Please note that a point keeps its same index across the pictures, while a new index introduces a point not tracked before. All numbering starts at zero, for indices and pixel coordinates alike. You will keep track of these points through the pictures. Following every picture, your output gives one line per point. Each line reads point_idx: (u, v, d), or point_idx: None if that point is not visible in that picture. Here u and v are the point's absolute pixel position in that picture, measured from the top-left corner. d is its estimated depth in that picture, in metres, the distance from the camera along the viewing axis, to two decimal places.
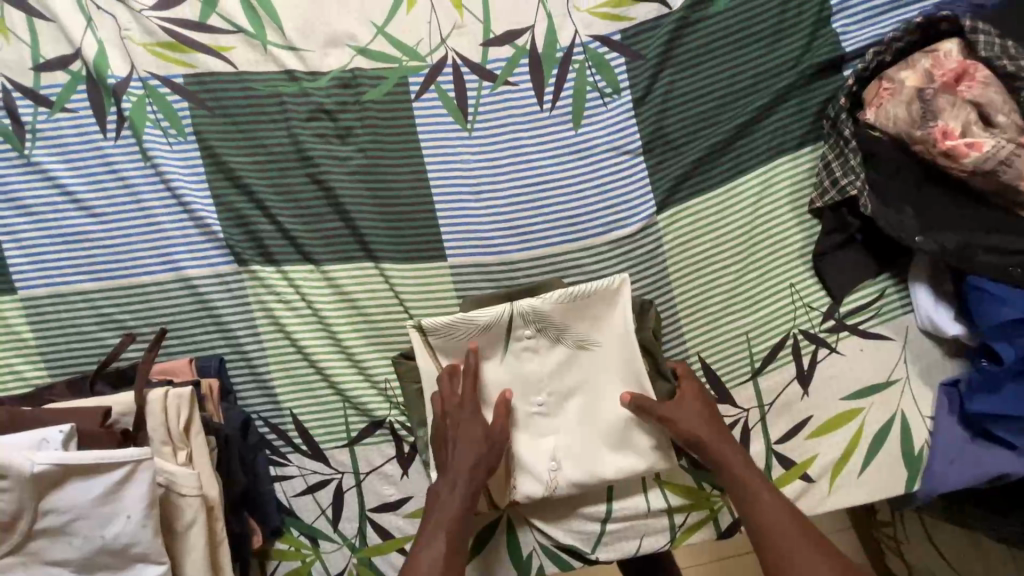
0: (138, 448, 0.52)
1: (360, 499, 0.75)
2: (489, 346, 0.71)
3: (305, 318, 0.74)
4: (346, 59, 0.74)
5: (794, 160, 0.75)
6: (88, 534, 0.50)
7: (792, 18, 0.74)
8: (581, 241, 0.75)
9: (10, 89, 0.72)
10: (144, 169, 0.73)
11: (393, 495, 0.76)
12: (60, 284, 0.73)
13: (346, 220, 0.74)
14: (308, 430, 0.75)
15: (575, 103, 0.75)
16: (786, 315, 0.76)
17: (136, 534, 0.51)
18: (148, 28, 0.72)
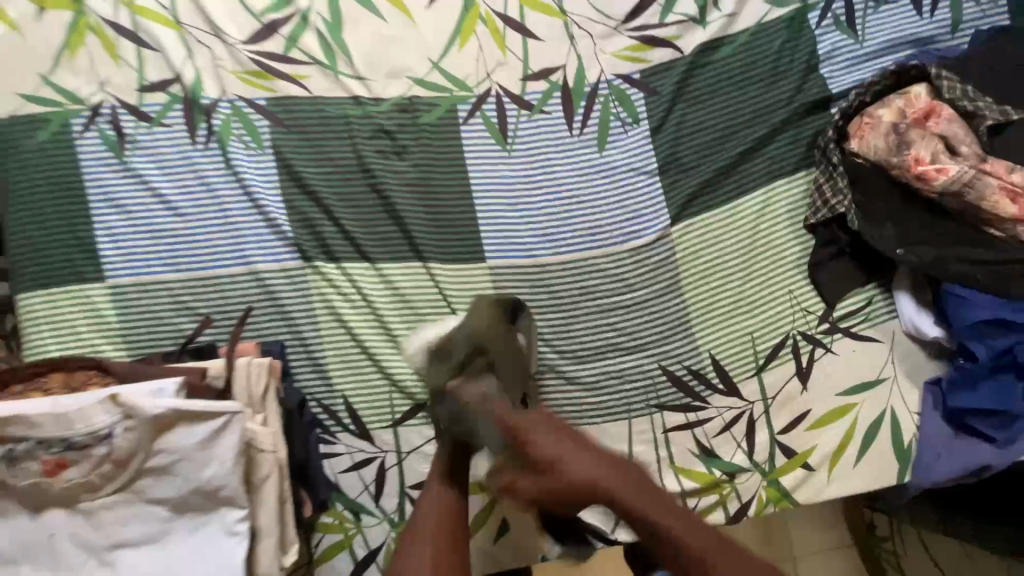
0: (232, 403, 0.60)
1: (401, 477, 0.83)
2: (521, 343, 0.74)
3: (360, 310, 0.83)
4: (405, 88, 0.86)
5: (789, 182, 0.87)
6: (188, 476, 0.58)
7: (785, 64, 0.87)
8: (604, 247, 0.86)
9: (117, 106, 0.83)
10: (226, 175, 0.84)
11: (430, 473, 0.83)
12: (145, 273, 0.83)
13: (399, 225, 0.84)
14: (357, 411, 0.83)
15: (600, 130, 0.87)
16: (785, 317, 0.86)
17: (226, 477, 0.59)
18: (239, 58, 0.84)
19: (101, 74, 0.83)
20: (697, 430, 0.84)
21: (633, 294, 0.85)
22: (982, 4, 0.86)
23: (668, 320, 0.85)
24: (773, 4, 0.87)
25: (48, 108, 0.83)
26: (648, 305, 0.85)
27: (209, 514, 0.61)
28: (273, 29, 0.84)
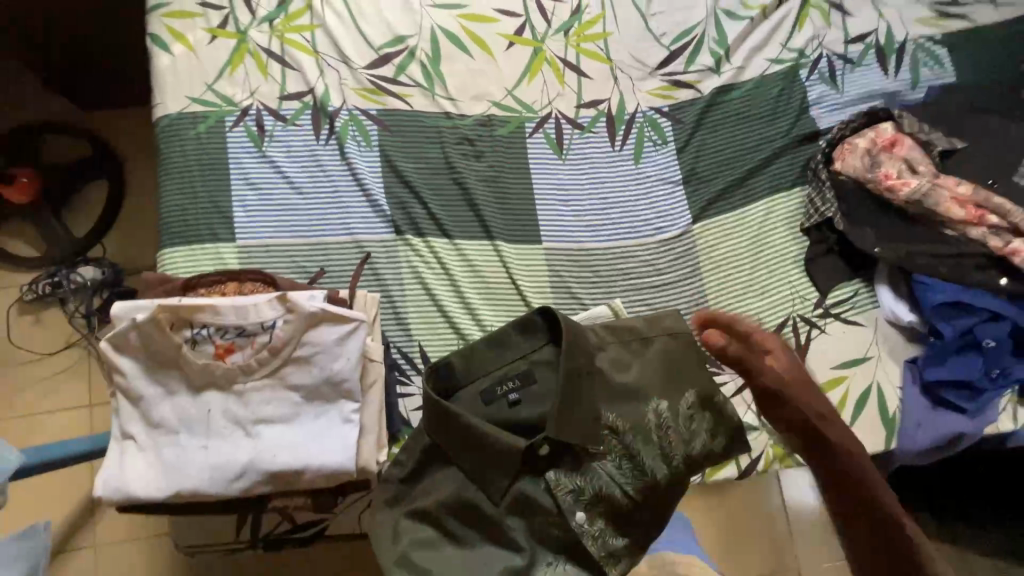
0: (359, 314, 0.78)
1: None
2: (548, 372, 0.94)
3: (439, 275, 1.02)
4: (485, 108, 1.10)
5: (788, 196, 1.08)
6: (324, 366, 0.75)
7: (782, 106, 1.11)
8: (638, 237, 1.06)
9: (262, 110, 1.07)
10: (341, 165, 1.06)
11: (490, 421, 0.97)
12: (267, 237, 1.03)
13: (475, 210, 1.05)
14: (429, 359, 0.99)
15: (636, 147, 1.10)
16: (786, 302, 1.04)
17: (349, 371, 0.75)
18: (360, 79, 1.09)
19: (252, 85, 1.08)
20: None
21: (661, 277, 1.05)
22: (935, 69, 1.11)
23: (689, 299, 1.04)
24: (771, 62, 1.13)
25: (209, 108, 1.07)
26: (673, 286, 1.04)
27: (331, 404, 0.76)
28: (387, 60, 1.09)
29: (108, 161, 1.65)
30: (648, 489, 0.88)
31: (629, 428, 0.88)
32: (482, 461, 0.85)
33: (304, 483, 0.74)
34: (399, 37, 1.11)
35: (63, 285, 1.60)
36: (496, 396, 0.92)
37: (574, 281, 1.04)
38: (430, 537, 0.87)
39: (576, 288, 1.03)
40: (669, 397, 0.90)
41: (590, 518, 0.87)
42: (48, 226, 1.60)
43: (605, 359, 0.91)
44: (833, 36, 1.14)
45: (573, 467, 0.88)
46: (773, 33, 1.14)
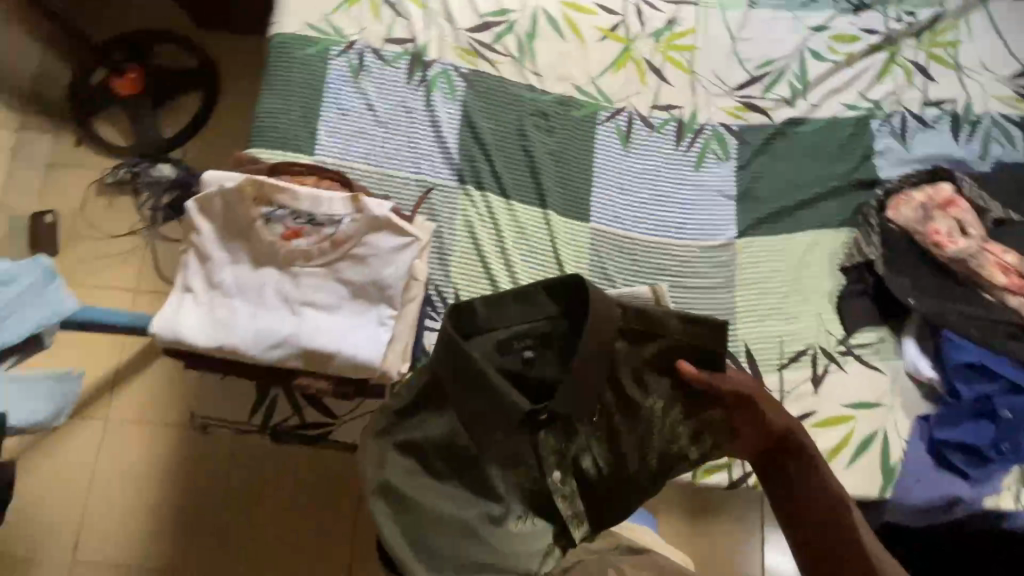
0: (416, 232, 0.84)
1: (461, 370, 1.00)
2: (570, 336, 0.84)
3: (488, 229, 1.09)
4: (566, 90, 1.17)
5: (835, 233, 1.11)
6: (376, 269, 0.82)
7: (847, 149, 1.15)
8: (681, 239, 1.11)
9: (366, 46, 1.16)
10: (424, 110, 1.14)
11: None
12: (342, 158, 1.11)
13: (535, 178, 1.11)
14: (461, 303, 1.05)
15: (699, 156, 1.15)
16: (811, 332, 1.07)
17: (397, 280, 0.82)
18: (460, 39, 1.17)
19: (362, 24, 1.17)
20: None
21: (696, 280, 1.09)
22: (1005, 147, 1.14)
23: (718, 308, 1.08)
24: (846, 107, 1.17)
25: (320, 35, 1.17)
26: (704, 291, 1.09)
27: (371, 306, 0.82)
28: (488, 27, 1.18)
29: (210, 77, 1.81)
30: (619, 476, 0.87)
31: (619, 413, 0.85)
32: (486, 413, 0.80)
33: (332, 367, 0.81)
34: (503, 10, 1.19)
35: (141, 176, 1.73)
36: (509, 351, 0.85)
37: (613, 265, 1.08)
38: (411, 467, 0.82)
39: (613, 271, 1.08)
40: (668, 398, 0.85)
41: (564, 489, 0.84)
42: (141, 119, 1.75)
43: (625, 349, 0.83)
44: (911, 96, 1.17)
45: (563, 434, 0.85)
46: (852, 80, 1.18)
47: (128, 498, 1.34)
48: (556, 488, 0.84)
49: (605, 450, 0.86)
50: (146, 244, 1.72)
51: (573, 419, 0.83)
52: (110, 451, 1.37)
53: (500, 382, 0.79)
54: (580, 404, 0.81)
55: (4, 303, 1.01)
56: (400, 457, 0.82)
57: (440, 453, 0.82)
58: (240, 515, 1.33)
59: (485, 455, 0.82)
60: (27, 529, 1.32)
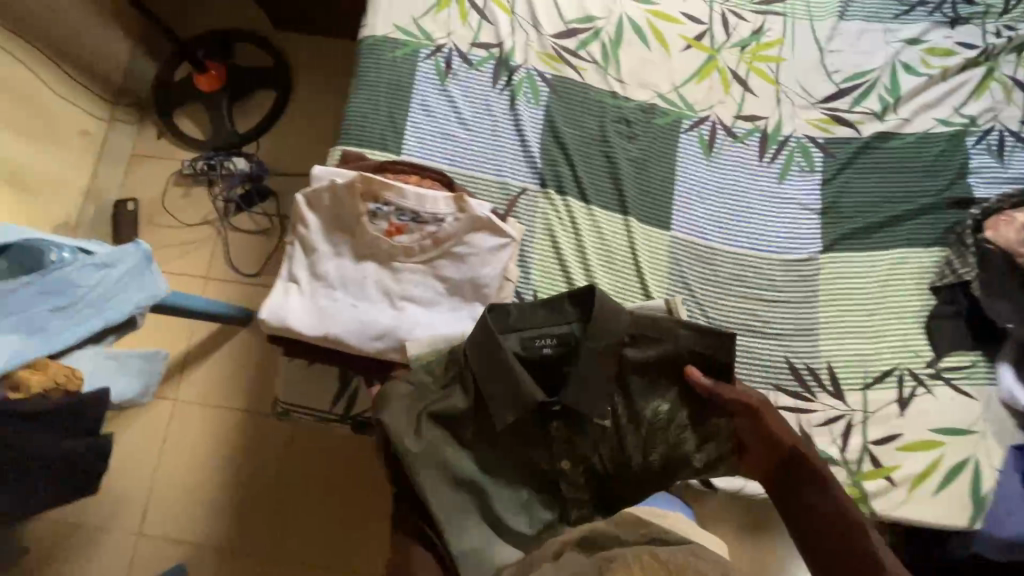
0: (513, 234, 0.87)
1: None
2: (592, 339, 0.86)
3: (567, 233, 1.09)
4: (649, 97, 1.17)
5: (926, 252, 1.08)
6: (473, 266, 0.85)
7: (939, 165, 1.12)
8: (764, 251, 1.09)
9: (453, 50, 1.19)
10: (508, 113, 1.15)
11: None
12: (427, 158, 1.13)
13: (616, 184, 1.12)
14: None
15: (783, 167, 1.14)
16: (897, 352, 1.04)
17: (495, 280, 0.85)
18: (545, 45, 1.19)
19: (451, 28, 1.20)
20: (801, 418, 1.02)
21: (778, 294, 1.07)
22: None
23: (800, 323, 1.06)
24: (939, 122, 1.14)
25: (409, 38, 1.20)
26: (787, 305, 1.07)
27: (465, 304, 0.86)
28: (573, 33, 1.19)
29: (283, 75, 1.87)
30: (624, 476, 0.85)
31: (626, 411, 0.86)
32: (502, 395, 0.80)
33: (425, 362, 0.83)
34: (589, 17, 1.20)
35: (216, 169, 1.81)
36: (529, 350, 0.87)
37: (692, 274, 1.08)
38: (439, 433, 0.81)
39: (693, 281, 1.07)
40: (672, 400, 0.86)
41: (572, 481, 0.84)
42: (219, 114, 1.83)
43: (638, 352, 0.86)
44: (1010, 113, 1.13)
45: (572, 431, 0.85)
46: (946, 95, 1.15)
47: (186, 476, 1.41)
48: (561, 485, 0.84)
49: (612, 452, 0.84)
50: (218, 234, 1.80)
51: (583, 413, 0.84)
52: (176, 432, 1.44)
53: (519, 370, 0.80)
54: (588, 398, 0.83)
55: (107, 286, 1.00)
56: (433, 424, 0.81)
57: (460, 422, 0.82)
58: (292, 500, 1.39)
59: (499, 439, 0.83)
60: (106, 503, 1.38)
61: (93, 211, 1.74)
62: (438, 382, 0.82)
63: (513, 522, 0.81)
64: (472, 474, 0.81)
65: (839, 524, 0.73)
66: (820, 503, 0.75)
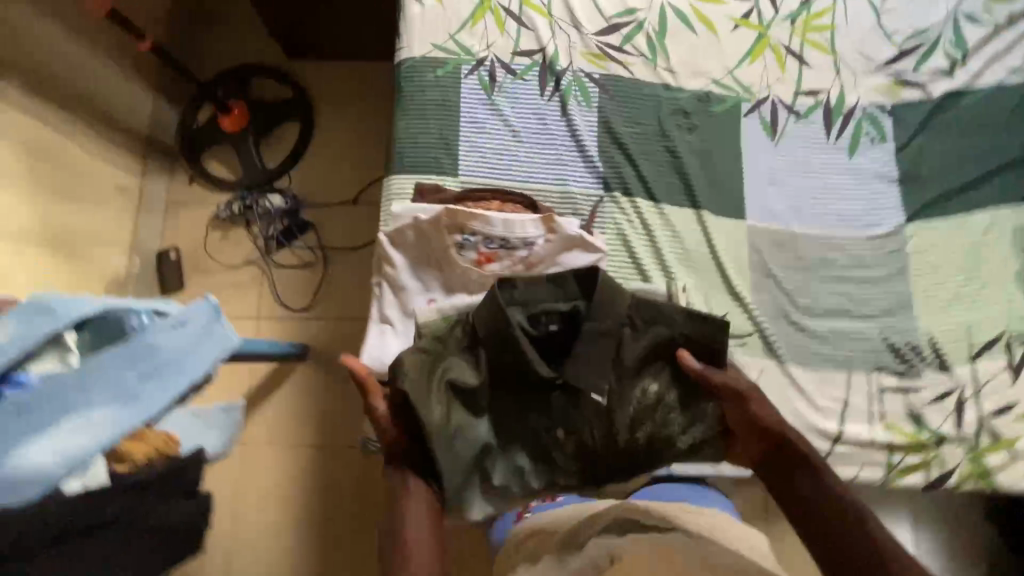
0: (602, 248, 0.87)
1: None
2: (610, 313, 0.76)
3: (641, 236, 1.06)
4: (704, 85, 1.13)
5: (1019, 209, 1.04)
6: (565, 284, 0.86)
7: (1018, 118, 1.07)
8: (844, 230, 1.07)
9: (495, 61, 1.15)
10: (561, 120, 1.12)
11: None
12: (485, 177, 1.10)
13: (684, 181, 1.09)
14: None
15: (853, 140, 1.10)
16: (1003, 318, 1.00)
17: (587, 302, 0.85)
18: (588, 44, 1.15)
19: (489, 39, 1.16)
20: (909, 396, 1.00)
21: (865, 272, 1.05)
22: None
23: (892, 299, 1.04)
24: (1012, 71, 1.09)
25: (448, 55, 1.15)
26: (876, 282, 1.05)
27: None
28: (615, 29, 1.15)
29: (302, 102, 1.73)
30: (615, 454, 0.75)
31: (620, 393, 0.75)
32: (512, 365, 0.75)
33: None
34: (630, 9, 1.16)
35: (253, 208, 1.67)
36: (533, 326, 0.77)
37: (774, 262, 1.06)
38: (441, 405, 0.71)
39: (776, 269, 1.06)
40: (664, 376, 0.77)
41: (564, 454, 0.76)
42: (247, 152, 1.69)
43: (643, 331, 0.76)
44: None
45: (562, 409, 0.76)
46: (1016, 43, 1.10)
47: (272, 520, 1.41)
48: (533, 474, 0.77)
49: (602, 432, 0.75)
50: (262, 274, 1.66)
51: (579, 383, 0.75)
52: (256, 477, 1.44)
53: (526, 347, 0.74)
54: (592, 372, 0.75)
55: (188, 346, 0.81)
56: (432, 391, 0.71)
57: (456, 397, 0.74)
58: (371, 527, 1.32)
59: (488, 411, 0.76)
60: (205, 559, 1.38)
61: (139, 270, 1.61)
62: (454, 345, 0.76)
63: (502, 480, 0.75)
64: (468, 444, 0.72)
65: (834, 517, 0.65)
66: (810, 491, 0.67)
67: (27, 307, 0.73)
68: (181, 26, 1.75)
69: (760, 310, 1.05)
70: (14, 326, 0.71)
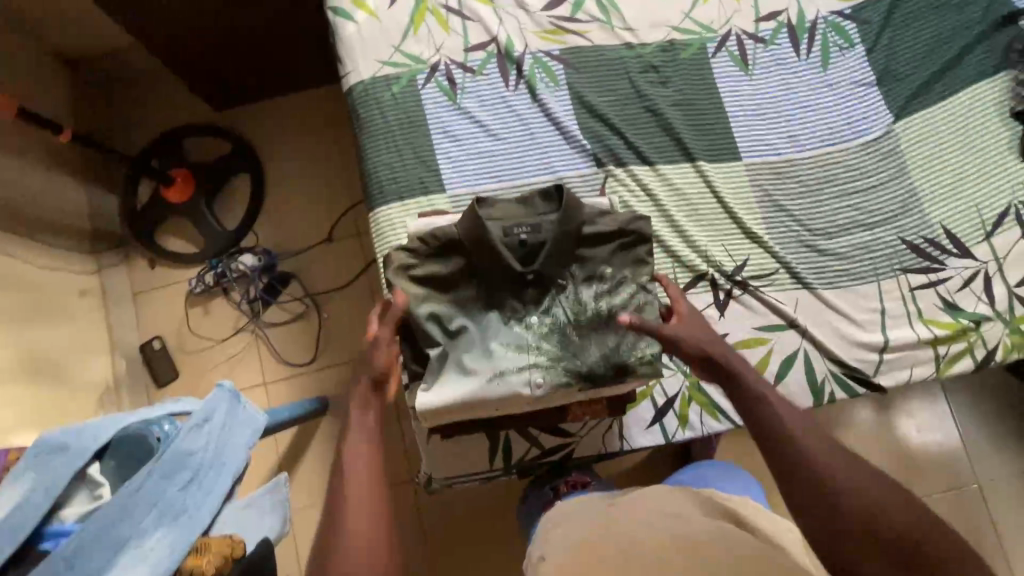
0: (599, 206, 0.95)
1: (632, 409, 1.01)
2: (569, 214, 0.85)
3: (645, 203, 1.04)
4: (665, 34, 1.10)
5: (994, 82, 1.07)
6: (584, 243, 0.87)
7: None
8: (838, 144, 1.07)
9: (450, 63, 1.09)
10: (533, 106, 1.08)
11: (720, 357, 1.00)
12: (471, 184, 1.05)
13: (672, 135, 1.06)
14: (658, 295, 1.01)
15: (823, 53, 1.09)
16: (1005, 190, 1.04)
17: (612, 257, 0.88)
18: (540, 22, 1.10)
19: (436, 41, 1.10)
20: (940, 288, 1.02)
21: (867, 179, 1.06)
22: None
23: (899, 199, 1.05)
24: None
25: (399, 69, 1.08)
26: (880, 188, 1.05)
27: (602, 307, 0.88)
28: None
29: (247, 156, 1.56)
30: (579, 328, 0.85)
31: (582, 275, 0.87)
32: (489, 270, 0.85)
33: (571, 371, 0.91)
34: None
35: (226, 275, 1.51)
36: (506, 237, 0.86)
37: (778, 192, 1.05)
38: (422, 293, 0.87)
39: (784, 199, 1.05)
40: (617, 265, 0.88)
41: (537, 333, 0.85)
42: (202, 219, 1.53)
43: (604, 222, 0.87)
44: None
45: (536, 298, 0.87)
46: None
47: None
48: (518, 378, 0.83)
49: (572, 314, 0.86)
50: (258, 338, 1.52)
51: (548, 275, 0.86)
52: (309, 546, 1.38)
53: (497, 242, 0.83)
54: (552, 262, 0.85)
55: (215, 442, 0.88)
56: (415, 280, 0.87)
57: (441, 289, 0.88)
58: (450, 559, 1.27)
59: (472, 306, 0.88)
60: None
61: (127, 369, 1.49)
62: (439, 253, 0.87)
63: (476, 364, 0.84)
64: (447, 326, 0.87)
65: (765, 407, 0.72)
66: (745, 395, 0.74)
67: (41, 451, 0.81)
68: (89, 102, 1.59)
69: (778, 243, 1.04)
70: (34, 472, 0.80)
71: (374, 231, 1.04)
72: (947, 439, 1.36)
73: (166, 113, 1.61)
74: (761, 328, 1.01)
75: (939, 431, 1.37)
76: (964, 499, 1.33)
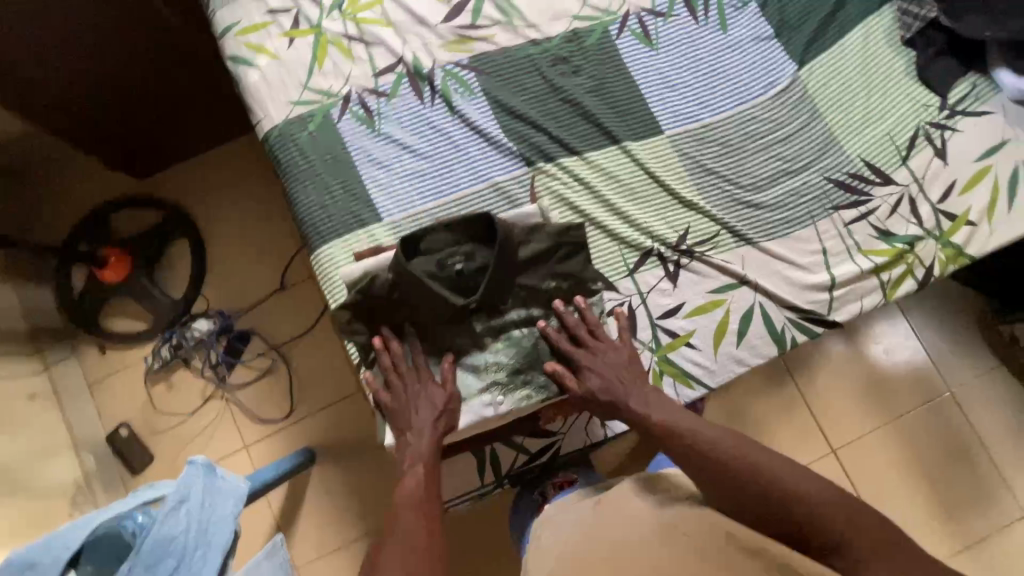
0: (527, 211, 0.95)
1: None
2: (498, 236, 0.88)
3: (581, 191, 1.05)
4: (567, 24, 1.12)
5: (881, 16, 1.13)
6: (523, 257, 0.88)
7: None
8: (751, 100, 1.10)
9: (361, 92, 1.08)
10: (453, 119, 1.08)
11: (682, 326, 1.01)
12: (406, 209, 1.04)
13: (593, 121, 1.08)
14: (610, 281, 1.02)
15: (719, 15, 1.13)
16: (911, 114, 1.09)
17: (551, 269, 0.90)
18: (443, 35, 1.10)
19: (344, 72, 1.08)
20: (872, 219, 1.06)
21: (784, 128, 1.09)
22: None
23: (817, 141, 1.09)
24: None
25: (311, 106, 1.06)
26: (798, 134, 1.09)
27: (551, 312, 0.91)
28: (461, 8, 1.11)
29: (180, 220, 1.51)
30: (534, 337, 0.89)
31: (526, 289, 0.89)
32: (428, 309, 0.85)
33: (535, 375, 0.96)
34: None
35: (183, 345, 1.45)
36: (442, 270, 0.86)
37: (704, 156, 1.08)
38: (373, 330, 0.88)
39: (711, 162, 1.08)
40: (558, 277, 0.91)
41: (495, 350, 0.88)
42: (144, 294, 1.47)
43: (536, 240, 0.88)
44: None
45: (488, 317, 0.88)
46: None
47: None
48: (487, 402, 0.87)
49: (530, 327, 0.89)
50: (229, 403, 1.47)
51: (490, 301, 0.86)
52: None
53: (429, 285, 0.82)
54: (493, 287, 0.86)
55: (197, 522, 0.84)
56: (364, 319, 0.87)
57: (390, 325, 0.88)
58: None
59: (427, 335, 0.88)
60: None
61: (96, 465, 1.41)
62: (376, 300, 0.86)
63: None
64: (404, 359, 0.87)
65: (707, 458, 0.76)
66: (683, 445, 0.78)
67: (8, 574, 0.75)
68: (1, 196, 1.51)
69: (714, 206, 1.06)
70: None
71: (320, 275, 1.02)
72: (913, 356, 1.42)
73: (86, 192, 1.54)
74: (714, 291, 1.03)
75: (906, 348, 1.42)
76: (939, 409, 1.39)
